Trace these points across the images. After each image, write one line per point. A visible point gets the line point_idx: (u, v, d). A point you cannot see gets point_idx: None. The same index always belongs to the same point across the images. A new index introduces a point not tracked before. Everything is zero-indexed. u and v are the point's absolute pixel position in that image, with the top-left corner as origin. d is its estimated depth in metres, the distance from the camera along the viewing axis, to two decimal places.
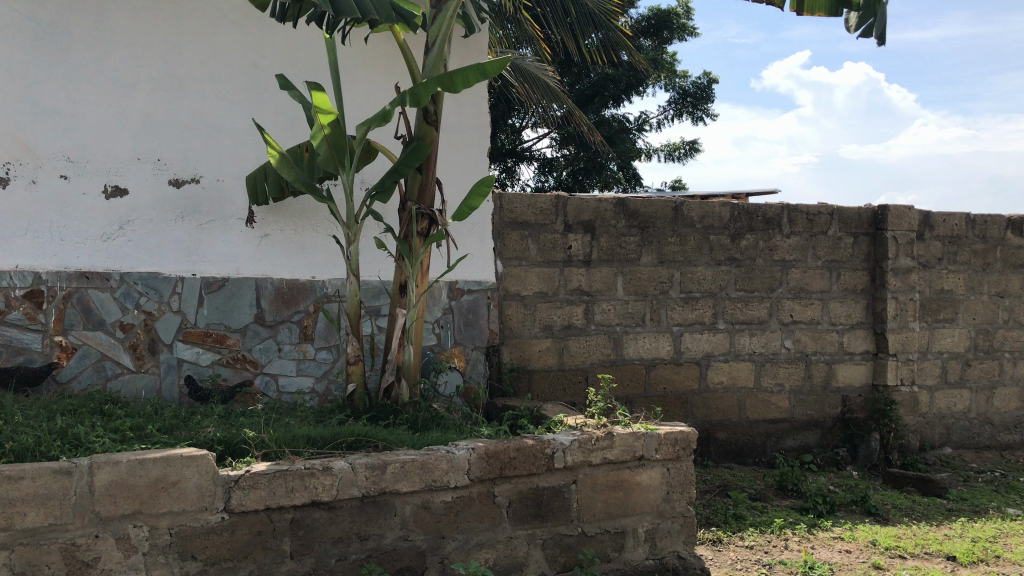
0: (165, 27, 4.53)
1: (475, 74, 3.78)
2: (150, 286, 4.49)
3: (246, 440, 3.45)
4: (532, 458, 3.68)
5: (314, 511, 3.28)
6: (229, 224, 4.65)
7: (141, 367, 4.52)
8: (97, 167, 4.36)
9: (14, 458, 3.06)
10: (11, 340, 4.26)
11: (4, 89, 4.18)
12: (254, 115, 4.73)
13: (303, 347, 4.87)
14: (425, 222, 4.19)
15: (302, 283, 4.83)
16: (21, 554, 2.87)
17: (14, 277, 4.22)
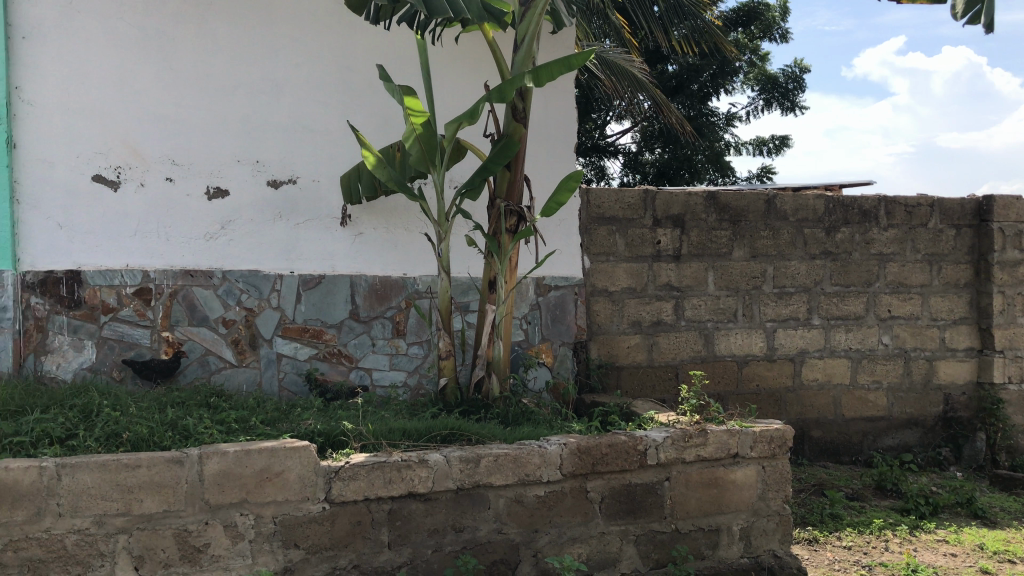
0: (263, 33, 4.68)
1: (561, 68, 3.81)
2: (251, 284, 4.66)
3: (345, 432, 3.55)
4: (625, 455, 3.68)
5: (411, 503, 3.36)
6: (325, 222, 4.78)
7: (243, 361, 4.69)
8: (200, 169, 4.55)
9: (129, 448, 3.25)
10: (123, 336, 4.48)
11: (113, 95, 4.40)
12: (348, 116, 4.84)
13: (395, 342, 4.98)
14: (514, 219, 4.22)
15: (395, 279, 4.93)
16: (139, 538, 3.03)
17: (125, 276, 4.44)
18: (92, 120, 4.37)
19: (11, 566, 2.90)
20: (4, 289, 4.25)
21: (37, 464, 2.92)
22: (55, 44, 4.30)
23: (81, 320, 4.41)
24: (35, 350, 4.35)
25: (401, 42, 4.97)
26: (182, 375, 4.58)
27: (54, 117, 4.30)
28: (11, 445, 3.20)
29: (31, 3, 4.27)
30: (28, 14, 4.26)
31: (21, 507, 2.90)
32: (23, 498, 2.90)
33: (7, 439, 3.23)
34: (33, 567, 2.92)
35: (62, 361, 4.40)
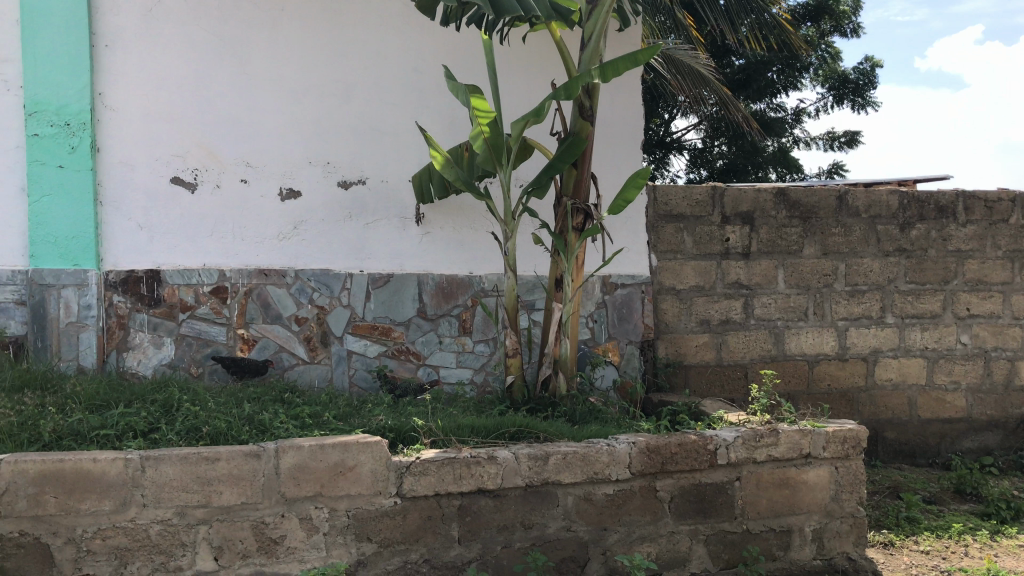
0: (333, 37, 4.76)
1: (628, 64, 3.79)
2: (322, 282, 4.75)
3: (415, 428, 3.60)
4: (695, 454, 3.65)
5: (480, 499, 3.39)
6: (394, 222, 4.84)
7: (315, 358, 4.78)
8: (273, 171, 4.66)
9: (209, 441, 3.36)
10: (200, 333, 4.62)
11: (190, 100, 4.54)
12: (416, 116, 4.89)
13: (462, 340, 5.02)
14: (581, 217, 4.22)
15: (461, 278, 4.97)
16: (218, 529, 3.12)
17: (202, 275, 4.59)
18: (171, 124, 4.52)
19: (100, 553, 3.03)
20: (89, 288, 4.42)
21: (122, 456, 3.04)
22: (135, 52, 4.47)
23: (161, 318, 4.56)
24: (117, 346, 4.52)
25: (469, 42, 4.99)
26: (256, 372, 4.70)
27: (134, 122, 4.47)
28: (97, 437, 3.34)
29: (113, 13, 4.44)
30: (110, 23, 4.44)
31: (108, 497, 3.02)
32: (110, 489, 3.02)
33: (94, 432, 3.36)
34: (120, 555, 3.04)
35: (143, 357, 4.56)
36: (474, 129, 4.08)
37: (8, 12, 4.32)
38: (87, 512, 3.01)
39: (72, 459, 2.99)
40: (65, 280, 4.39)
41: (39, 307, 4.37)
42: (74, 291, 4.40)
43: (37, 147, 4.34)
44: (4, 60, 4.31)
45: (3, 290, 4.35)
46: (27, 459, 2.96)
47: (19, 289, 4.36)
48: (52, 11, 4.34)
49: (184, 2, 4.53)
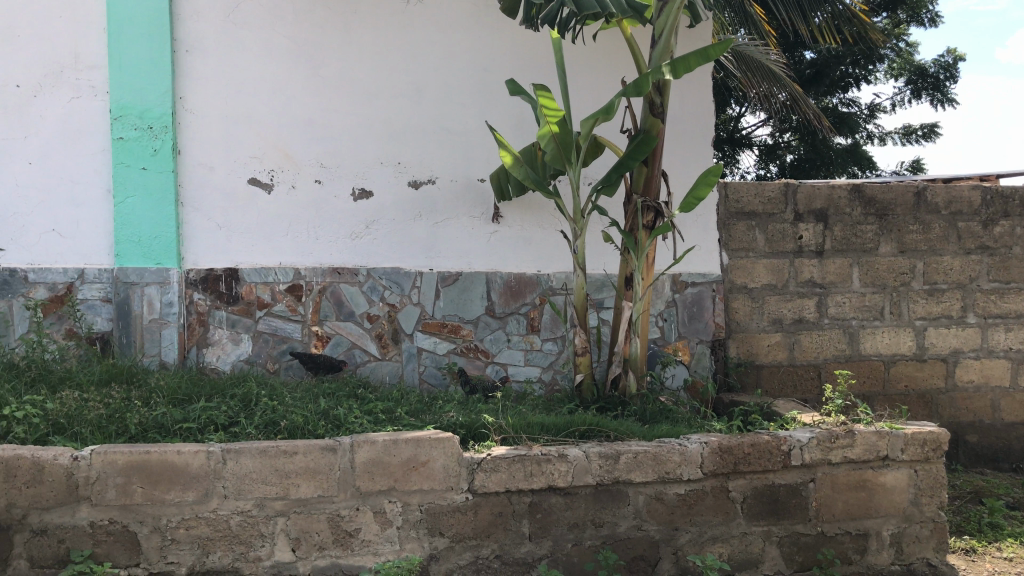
0: (404, 38, 4.82)
1: (698, 59, 3.77)
2: (393, 281, 4.83)
3: (486, 425, 3.64)
4: (768, 455, 3.61)
5: (551, 496, 3.41)
6: (464, 221, 4.89)
7: (386, 354, 4.86)
8: (346, 171, 4.75)
9: (286, 435, 3.47)
10: (276, 329, 4.74)
11: (266, 103, 4.66)
12: (486, 116, 4.92)
13: (530, 339, 5.03)
14: (651, 214, 4.21)
15: (530, 276, 4.98)
16: (296, 521, 3.20)
17: (278, 273, 4.71)
18: (248, 127, 4.65)
19: (183, 542, 3.13)
20: (171, 286, 4.57)
21: (205, 448, 3.14)
22: (214, 56, 4.61)
23: (238, 315, 4.70)
24: (198, 343, 4.66)
25: (537, 40, 4.99)
26: (330, 368, 4.79)
27: (213, 124, 4.61)
28: (180, 430, 3.46)
29: (193, 19, 4.59)
30: (191, 29, 4.59)
31: (192, 488, 3.12)
32: (193, 481, 3.12)
33: (177, 425, 3.49)
34: (203, 544, 3.14)
35: (221, 353, 4.70)
36: (544, 125, 4.09)
37: (95, 20, 4.50)
38: (171, 502, 3.12)
39: (158, 451, 3.10)
40: (148, 278, 4.55)
41: (124, 304, 4.55)
42: (156, 289, 4.56)
43: (122, 149, 4.51)
44: (92, 67, 4.50)
45: (91, 288, 4.56)
46: (115, 450, 3.08)
47: (106, 287, 4.57)
48: (136, 18, 4.50)
49: (261, 7, 4.65)
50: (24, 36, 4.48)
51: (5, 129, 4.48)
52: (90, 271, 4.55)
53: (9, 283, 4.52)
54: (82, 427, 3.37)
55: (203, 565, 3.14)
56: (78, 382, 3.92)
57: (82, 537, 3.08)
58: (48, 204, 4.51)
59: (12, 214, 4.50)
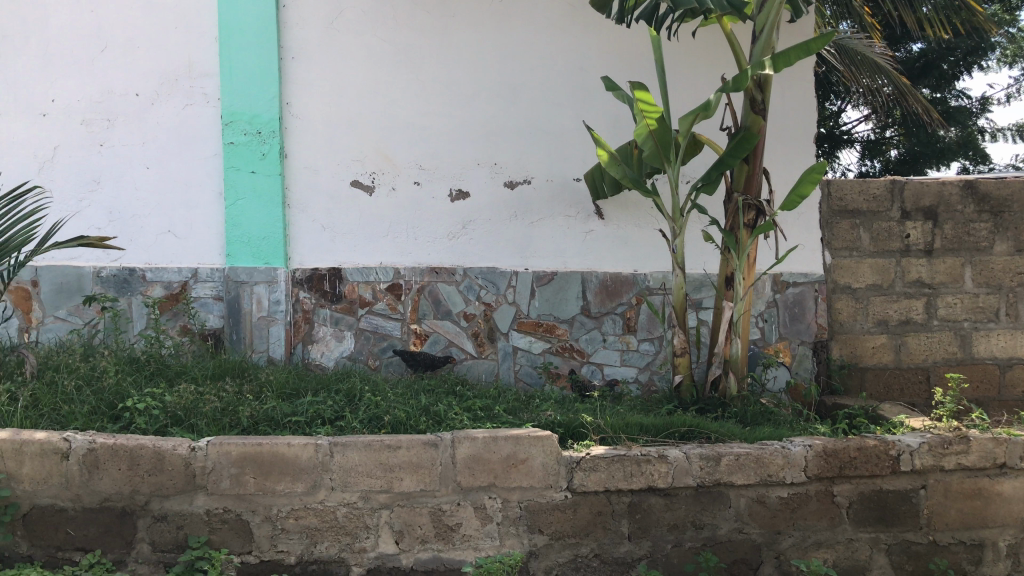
0: (501, 40, 4.86)
1: (799, 54, 3.68)
2: (489, 280, 4.88)
3: (585, 424, 3.64)
4: (876, 460, 3.51)
5: (650, 497, 3.40)
6: (559, 221, 4.90)
7: (482, 353, 4.92)
8: (444, 173, 4.83)
9: (389, 429, 3.57)
10: (377, 327, 4.87)
11: (367, 107, 4.79)
12: (582, 115, 4.91)
13: (627, 339, 5.01)
14: (752, 213, 4.14)
15: (626, 276, 4.95)
16: (399, 514, 3.29)
17: (379, 272, 4.83)
18: (351, 131, 4.78)
19: (293, 531, 3.25)
20: (278, 285, 4.73)
21: (313, 441, 3.25)
22: (319, 63, 4.76)
23: (341, 313, 4.84)
24: (303, 339, 4.84)
25: (634, 36, 4.94)
26: (428, 366, 4.85)
27: (318, 129, 4.76)
28: (290, 423, 3.61)
29: (300, 28, 4.74)
30: (297, 37, 4.74)
31: (301, 479, 3.24)
32: (303, 472, 3.24)
33: (286, 418, 3.64)
34: (311, 534, 3.26)
35: (325, 350, 4.86)
36: (640, 124, 4.03)
37: (208, 30, 4.70)
38: (281, 493, 3.24)
39: (269, 443, 3.23)
40: (257, 277, 4.73)
41: (235, 301, 4.74)
42: (264, 288, 4.74)
43: (232, 154, 4.70)
44: (204, 75, 4.71)
45: (204, 286, 4.78)
46: (230, 442, 3.21)
47: (217, 286, 4.78)
48: (245, 27, 4.68)
49: (363, 14, 4.77)
50: (142, 47, 4.72)
51: (125, 136, 4.74)
52: (203, 271, 4.77)
53: (129, 282, 4.78)
54: (198, 419, 3.54)
55: (311, 555, 3.26)
56: (193, 376, 4.10)
57: (199, 524, 3.23)
58: (165, 207, 4.75)
59: (131, 216, 4.76)
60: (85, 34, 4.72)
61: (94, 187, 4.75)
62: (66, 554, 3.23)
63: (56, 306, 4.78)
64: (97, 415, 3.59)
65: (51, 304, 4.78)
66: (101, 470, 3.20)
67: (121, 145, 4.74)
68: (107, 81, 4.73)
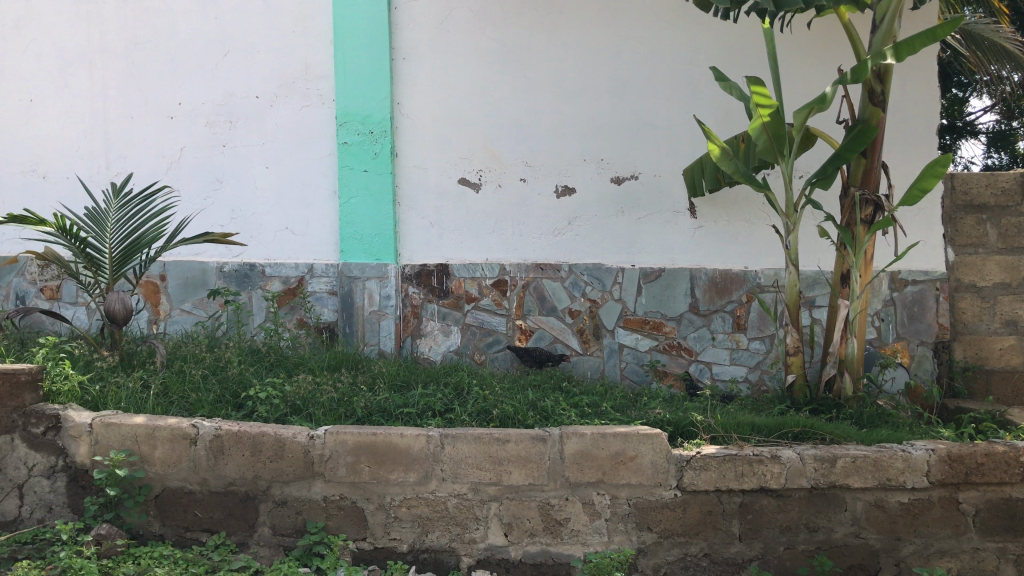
0: (609, 35, 4.80)
1: (924, 41, 3.53)
2: (595, 277, 4.87)
3: (694, 423, 3.62)
4: (1005, 466, 3.36)
5: (762, 498, 3.34)
6: (666, 216, 4.82)
7: (588, 350, 4.93)
8: (550, 169, 4.84)
9: (498, 423, 3.63)
10: (483, 323, 4.94)
11: (475, 105, 4.85)
12: (692, 109, 4.79)
13: (736, 337, 4.88)
14: (870, 208, 4.01)
15: (736, 273, 4.82)
16: (508, 507, 3.33)
17: (485, 268, 4.90)
18: (459, 129, 4.86)
19: (405, 520, 3.34)
20: (389, 280, 4.86)
21: (425, 433, 3.32)
22: (429, 63, 4.85)
23: (449, 308, 4.94)
24: (412, 333, 4.95)
25: (748, 28, 4.76)
26: (539, 362, 4.72)
27: (427, 128, 4.87)
28: (402, 414, 3.71)
29: (411, 29, 4.85)
30: (408, 38, 4.85)
31: (413, 469, 3.32)
32: (415, 462, 3.31)
33: (399, 410, 3.75)
34: (422, 523, 3.34)
35: (433, 344, 4.96)
36: (754, 118, 3.93)
37: (323, 33, 4.85)
38: (395, 482, 3.32)
39: (383, 433, 3.32)
40: (369, 273, 4.87)
41: (348, 296, 4.89)
42: (376, 283, 4.87)
43: (346, 153, 4.84)
44: (320, 76, 4.87)
45: (319, 281, 4.94)
46: (346, 431, 3.32)
47: (331, 280, 4.93)
48: (360, 28, 4.81)
49: (472, 12, 4.82)
50: (262, 51, 4.91)
51: (246, 136, 4.96)
52: (318, 266, 4.93)
53: (250, 276, 4.99)
54: (315, 408, 3.68)
55: (422, 543, 3.34)
56: (310, 367, 4.26)
57: (317, 510, 3.36)
58: (283, 204, 4.95)
59: (252, 214, 4.98)
60: (209, 40, 4.95)
61: (217, 186, 5.00)
62: (194, 534, 3.39)
63: (182, 300, 5.05)
64: (222, 402, 3.78)
65: (178, 298, 5.05)
66: (226, 456, 3.36)
67: (242, 146, 4.96)
68: (230, 84, 4.95)
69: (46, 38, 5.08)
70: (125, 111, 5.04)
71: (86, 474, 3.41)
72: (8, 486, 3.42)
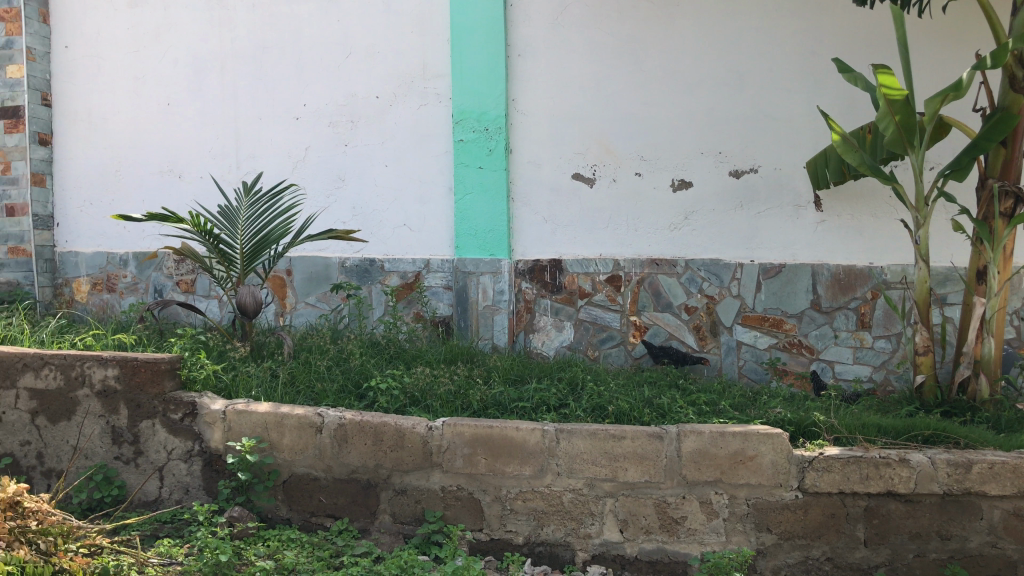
0: (728, 25, 4.69)
1: None
2: (712, 272, 4.79)
3: (817, 423, 3.52)
4: None
5: (890, 502, 3.23)
6: (787, 210, 4.68)
7: (704, 347, 4.85)
8: (667, 163, 4.78)
9: (614, 419, 3.63)
10: (597, 318, 4.93)
11: (590, 100, 4.84)
12: (814, 101, 4.63)
13: (860, 335, 4.69)
14: (1010, 201, 3.81)
15: (861, 268, 4.63)
16: (624, 503, 3.32)
17: (599, 264, 4.89)
18: (573, 123, 4.86)
19: (521, 513, 3.38)
20: (502, 276, 4.92)
21: (540, 427, 3.35)
22: (544, 59, 4.87)
23: (562, 304, 4.96)
24: (525, 328, 5.01)
25: (876, 14, 4.56)
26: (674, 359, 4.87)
27: (542, 124, 4.89)
28: (517, 408, 3.76)
29: (526, 25, 4.88)
30: (524, 35, 4.89)
31: (529, 463, 3.35)
32: (530, 456, 3.35)
33: (514, 403, 3.80)
34: (538, 517, 3.37)
35: (546, 339, 5.00)
36: (881, 108, 3.76)
37: (441, 34, 4.95)
38: (511, 475, 3.36)
39: (499, 426, 3.37)
40: (483, 268, 4.94)
41: (462, 291, 4.98)
42: (490, 278, 4.94)
43: (462, 150, 4.92)
44: (438, 76, 4.96)
45: (435, 276, 5.05)
46: (463, 423, 3.39)
47: (447, 276, 5.03)
48: (477, 27, 4.87)
49: (587, 8, 4.81)
50: (382, 52, 5.04)
51: (367, 136, 5.10)
52: (434, 261, 5.04)
53: (369, 271, 5.15)
54: (432, 400, 3.77)
55: (538, 536, 3.37)
56: (428, 360, 4.36)
57: (435, 499, 3.43)
58: (401, 201, 5.07)
59: (373, 210, 5.13)
60: (332, 43, 5.12)
61: (339, 184, 5.17)
62: (319, 519, 3.53)
63: (306, 294, 5.25)
64: (345, 392, 3.92)
65: (303, 291, 5.26)
66: (350, 444, 3.48)
67: (363, 145, 5.11)
68: (352, 85, 5.10)
69: (182, 45, 5.36)
70: (253, 113, 5.27)
71: (220, 459, 3.59)
72: (150, 468, 3.64)
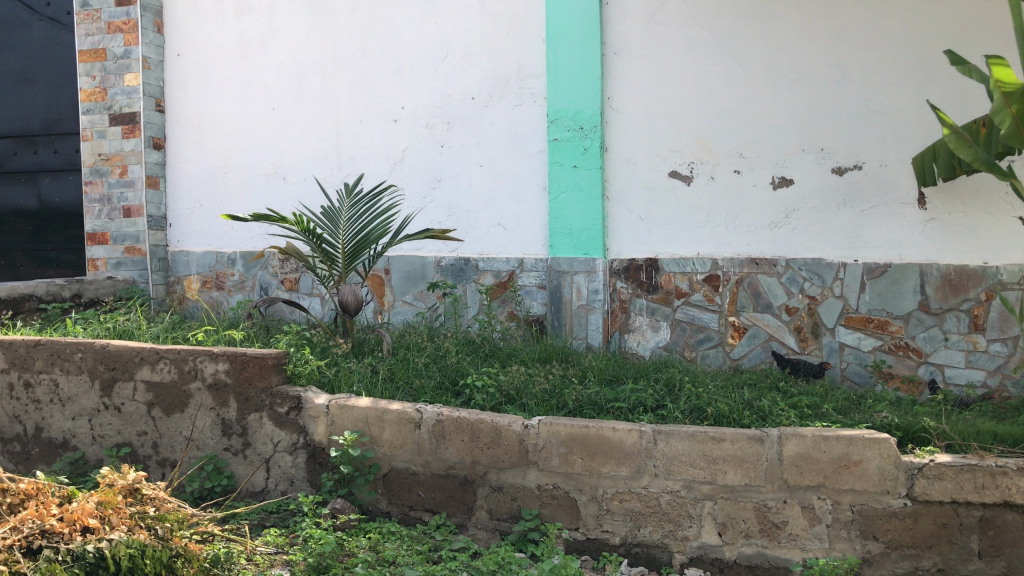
0: (831, 18, 4.56)
1: None
2: (814, 272, 4.67)
3: (926, 428, 3.39)
4: None
5: (1007, 513, 3.10)
6: (893, 208, 4.52)
7: (805, 348, 4.73)
8: (767, 160, 4.68)
9: (712, 421, 3.59)
10: (693, 319, 4.87)
11: (687, 97, 4.78)
12: (923, 94, 4.46)
13: (973, 338, 4.49)
14: None
15: (974, 268, 4.43)
16: (723, 506, 3.27)
17: (696, 263, 4.83)
18: (670, 121, 4.81)
19: (617, 513, 3.37)
20: (597, 275, 4.91)
21: (637, 428, 3.34)
22: (640, 57, 4.84)
23: (658, 303, 4.92)
24: (620, 328, 4.99)
25: (990, 2, 4.36)
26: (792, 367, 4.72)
27: (638, 121, 4.86)
28: (613, 408, 3.75)
29: (621, 23, 4.85)
30: (619, 33, 4.86)
31: (626, 463, 3.34)
32: (627, 457, 3.33)
33: (609, 403, 3.79)
34: (635, 518, 3.35)
35: (642, 338, 4.97)
36: (998, 99, 3.56)
37: (536, 34, 4.97)
38: (607, 475, 3.36)
39: (595, 427, 3.36)
40: (577, 268, 4.94)
41: (556, 290, 4.99)
42: (584, 277, 4.94)
43: (557, 150, 4.93)
44: (533, 75, 4.99)
45: (529, 275, 5.07)
46: (559, 422, 3.40)
47: (541, 275, 5.05)
48: (573, 26, 4.88)
49: (684, 4, 4.75)
50: (478, 54, 5.10)
51: (463, 137, 5.17)
52: (528, 261, 5.06)
53: (465, 270, 5.22)
54: (528, 399, 3.80)
55: (635, 537, 3.35)
56: (523, 358, 4.39)
57: (532, 497, 3.45)
58: (497, 200, 5.11)
59: (469, 210, 5.19)
60: (430, 46, 5.21)
61: (436, 184, 5.25)
62: (418, 513, 3.59)
63: (404, 292, 5.35)
64: (442, 389, 3.99)
65: (401, 290, 5.36)
66: (447, 440, 3.53)
67: (460, 145, 5.18)
68: (448, 86, 5.18)
69: (286, 51, 5.54)
70: (354, 116, 5.40)
71: (323, 451, 3.70)
72: (257, 460, 3.79)
